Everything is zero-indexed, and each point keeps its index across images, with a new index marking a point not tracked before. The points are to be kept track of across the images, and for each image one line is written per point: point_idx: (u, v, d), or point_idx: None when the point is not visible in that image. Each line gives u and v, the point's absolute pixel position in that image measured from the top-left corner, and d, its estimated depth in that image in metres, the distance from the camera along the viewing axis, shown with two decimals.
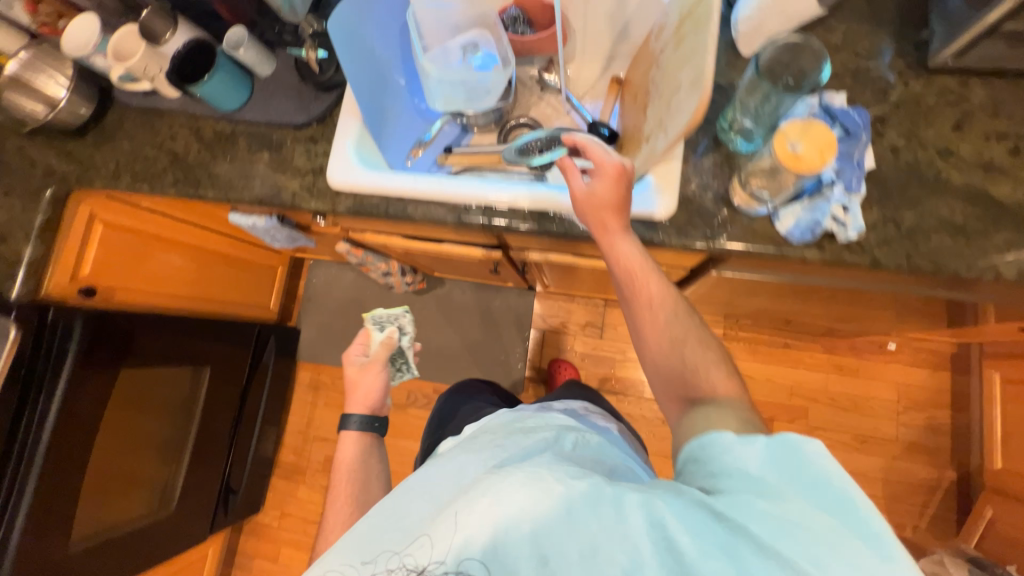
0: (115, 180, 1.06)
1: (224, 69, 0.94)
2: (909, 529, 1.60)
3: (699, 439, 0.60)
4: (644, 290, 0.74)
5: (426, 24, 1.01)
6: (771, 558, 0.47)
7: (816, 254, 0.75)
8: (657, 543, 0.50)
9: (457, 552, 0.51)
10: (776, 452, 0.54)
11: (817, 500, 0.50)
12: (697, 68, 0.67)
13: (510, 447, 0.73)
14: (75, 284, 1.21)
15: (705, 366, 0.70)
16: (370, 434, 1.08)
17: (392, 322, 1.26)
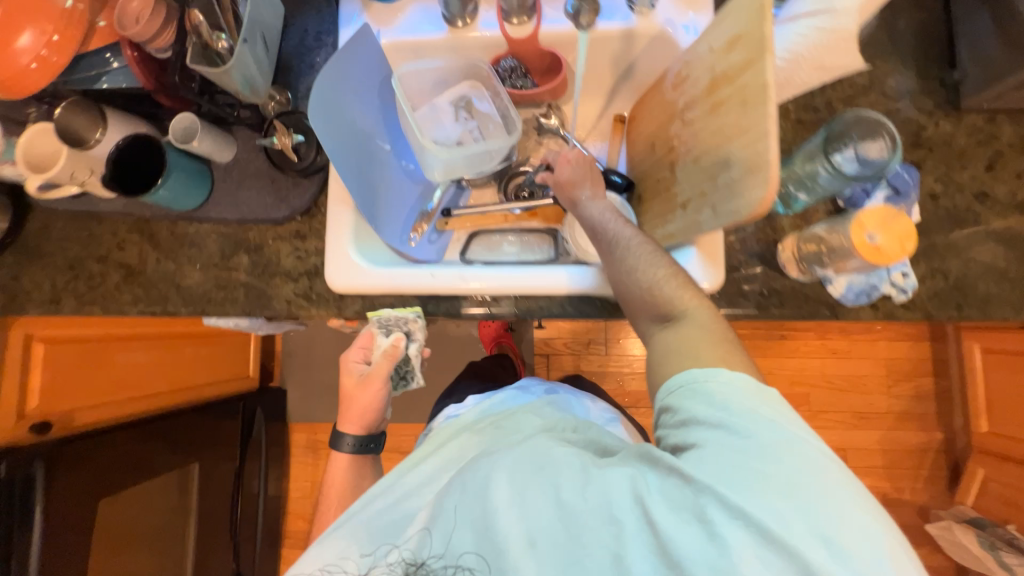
0: (55, 305, 0.88)
1: (178, 169, 0.78)
2: (907, 491, 1.72)
3: (682, 376, 0.64)
4: (610, 232, 0.78)
5: (410, 85, 0.88)
6: (729, 507, 0.52)
7: (870, 314, 0.73)
8: (626, 509, 0.57)
9: (455, 539, 0.62)
10: (739, 397, 0.59)
11: (771, 436, 0.55)
12: (753, 148, 0.60)
13: (504, 428, 0.81)
14: (25, 422, 1.03)
15: (671, 291, 0.72)
16: (365, 454, 0.87)
17: (399, 327, 0.82)
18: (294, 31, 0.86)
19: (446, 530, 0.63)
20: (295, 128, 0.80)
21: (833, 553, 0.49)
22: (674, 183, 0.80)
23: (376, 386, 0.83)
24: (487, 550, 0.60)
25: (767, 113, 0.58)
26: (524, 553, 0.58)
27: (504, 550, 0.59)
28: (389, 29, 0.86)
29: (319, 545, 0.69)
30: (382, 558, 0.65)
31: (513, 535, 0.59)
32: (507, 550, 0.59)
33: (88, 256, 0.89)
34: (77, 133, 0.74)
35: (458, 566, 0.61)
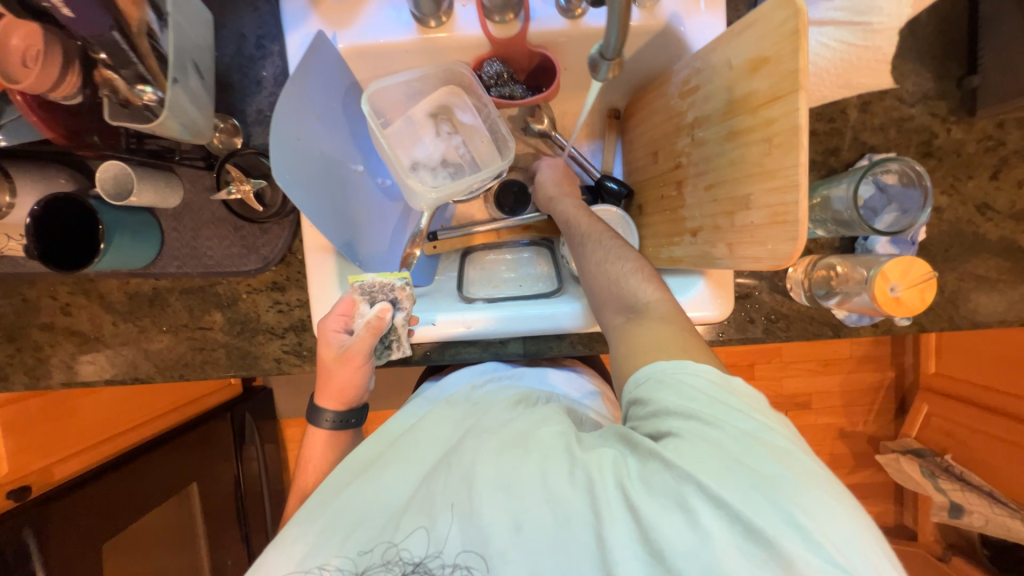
0: (3, 382, 0.78)
1: (121, 227, 0.66)
2: (861, 423, 1.89)
3: (648, 367, 0.56)
4: (580, 229, 0.76)
5: (382, 101, 0.76)
6: (716, 499, 0.44)
7: (870, 332, 0.75)
8: (611, 494, 0.49)
9: (436, 529, 0.53)
10: (708, 388, 0.51)
11: (741, 427, 0.48)
12: (779, 197, 0.56)
13: (481, 404, 0.71)
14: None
15: (629, 275, 0.67)
16: (345, 430, 0.76)
17: (384, 296, 0.68)
18: (229, 37, 0.71)
19: (423, 523, 0.54)
20: (253, 171, 0.69)
21: (821, 556, 0.41)
22: (683, 206, 0.75)
23: (360, 363, 0.70)
24: (467, 545, 0.51)
25: (797, 162, 0.53)
26: (509, 544, 0.50)
27: (487, 539, 0.51)
28: (346, 32, 0.72)
29: (283, 539, 0.59)
30: (371, 559, 0.53)
31: (495, 523, 0.51)
32: (488, 539, 0.51)
33: (28, 323, 0.77)
34: None
35: (458, 566, 0.51)
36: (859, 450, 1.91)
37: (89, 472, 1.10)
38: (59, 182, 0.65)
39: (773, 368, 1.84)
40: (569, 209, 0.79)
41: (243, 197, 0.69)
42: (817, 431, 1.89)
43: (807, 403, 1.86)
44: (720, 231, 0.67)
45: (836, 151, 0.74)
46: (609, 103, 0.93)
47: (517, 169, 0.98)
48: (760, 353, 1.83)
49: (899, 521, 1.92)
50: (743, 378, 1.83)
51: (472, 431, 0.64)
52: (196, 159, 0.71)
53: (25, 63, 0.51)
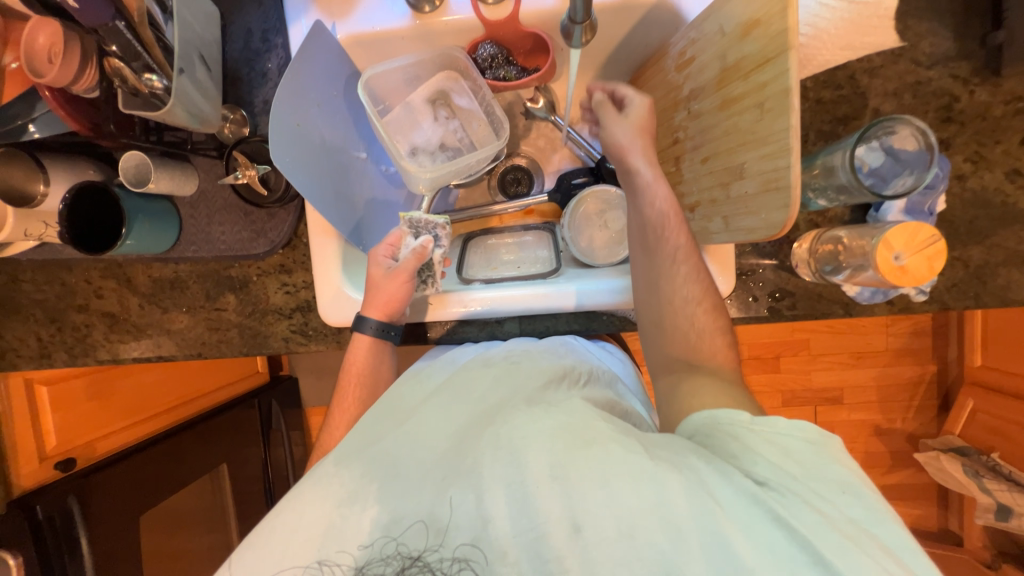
0: (47, 359, 0.86)
1: (143, 214, 0.71)
2: (899, 420, 1.77)
3: (728, 417, 0.53)
4: (671, 243, 0.65)
5: (379, 85, 0.78)
6: (826, 569, 0.42)
7: (885, 310, 0.71)
8: (696, 522, 0.46)
9: (486, 510, 0.51)
10: (808, 453, 0.49)
11: (852, 512, 0.46)
12: (772, 162, 0.54)
13: (518, 371, 0.69)
14: (47, 463, 1.05)
15: (704, 329, 0.64)
16: (384, 343, 0.75)
17: (428, 231, 0.77)
18: (237, 33, 0.75)
19: (469, 500, 0.51)
20: (257, 158, 0.73)
21: None
22: (681, 181, 0.73)
23: (405, 285, 0.74)
24: (522, 542, 0.49)
25: (789, 125, 0.51)
26: (569, 547, 0.48)
27: (544, 539, 0.48)
28: (345, 21, 0.74)
29: (316, 479, 0.57)
30: (372, 553, 0.51)
31: (554, 522, 0.49)
32: (548, 541, 0.48)
33: (67, 306, 0.85)
34: (19, 188, 0.66)
35: (458, 560, 0.49)
36: (897, 448, 1.79)
37: (127, 449, 1.17)
38: (88, 173, 0.71)
39: (799, 361, 1.74)
40: (660, 204, 0.65)
41: (249, 182, 0.73)
42: (850, 428, 1.78)
43: (838, 398, 1.76)
44: (719, 209, 0.65)
45: (846, 120, 0.70)
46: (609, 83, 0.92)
47: (519, 154, 0.99)
48: (785, 345, 1.73)
49: (942, 526, 1.79)
50: (766, 370, 1.75)
51: (520, 406, 0.60)
52: (209, 149, 0.75)
53: (51, 60, 0.55)
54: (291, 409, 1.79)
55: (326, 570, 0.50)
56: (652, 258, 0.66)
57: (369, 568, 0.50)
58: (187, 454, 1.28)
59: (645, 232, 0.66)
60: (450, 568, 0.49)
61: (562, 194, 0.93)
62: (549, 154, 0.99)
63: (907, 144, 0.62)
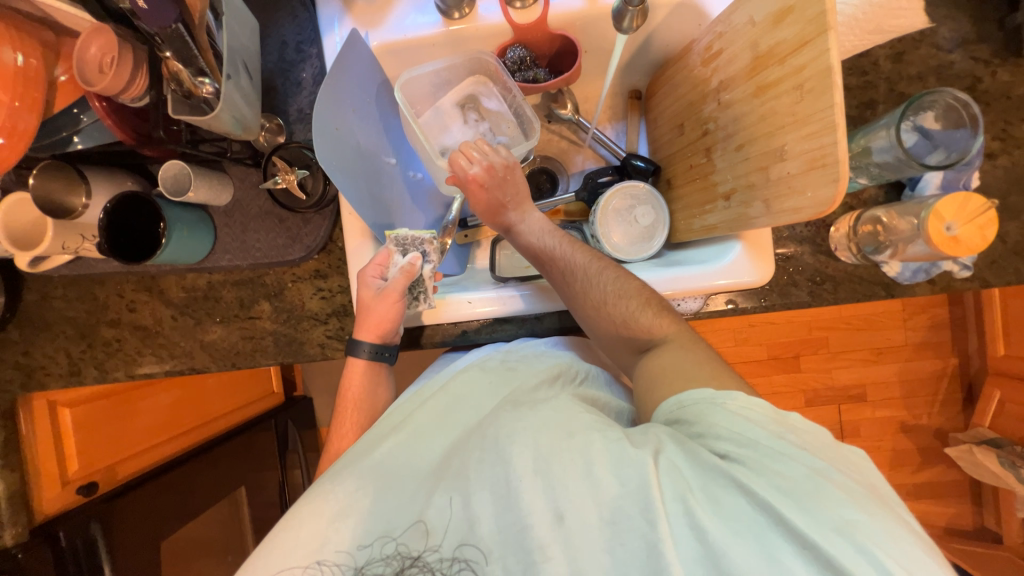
0: (77, 377, 0.85)
1: (180, 223, 0.71)
2: (925, 416, 1.74)
3: (695, 394, 0.55)
4: (559, 266, 0.73)
5: (412, 92, 0.80)
6: (789, 531, 0.44)
7: (927, 290, 0.71)
8: (669, 503, 0.47)
9: (473, 510, 0.52)
10: (765, 420, 0.51)
11: (808, 467, 0.47)
12: (817, 141, 0.54)
13: (515, 374, 0.68)
14: (70, 488, 1.00)
15: (633, 314, 0.67)
16: (379, 365, 0.75)
17: (416, 248, 0.74)
18: (272, 45, 0.77)
19: (456, 499, 0.53)
20: (296, 163, 0.74)
21: None
22: (713, 171, 0.74)
23: (396, 305, 0.71)
24: (507, 539, 0.50)
25: (833, 103, 0.52)
26: (553, 536, 0.49)
27: (529, 531, 0.50)
28: (378, 30, 0.76)
29: (314, 495, 0.56)
30: (371, 553, 0.51)
31: (538, 513, 0.50)
32: (532, 531, 0.50)
33: (98, 321, 0.84)
34: (59, 201, 0.65)
35: (456, 559, 0.50)
36: (927, 445, 1.75)
37: (149, 472, 1.14)
38: (127, 184, 0.72)
39: (820, 359, 1.72)
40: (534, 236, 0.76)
41: (288, 186, 0.73)
42: (876, 425, 1.75)
43: (862, 395, 1.73)
44: (757, 194, 0.65)
45: (873, 104, 0.72)
46: (630, 84, 0.95)
47: (543, 157, 1.00)
48: (805, 344, 1.72)
49: (979, 523, 1.74)
50: (788, 370, 1.73)
51: (510, 405, 0.61)
52: (245, 158, 0.74)
53: (102, 70, 0.56)
54: (307, 429, 1.75)
55: (325, 570, 0.51)
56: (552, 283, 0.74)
57: (369, 568, 0.51)
58: (209, 476, 1.25)
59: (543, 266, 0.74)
60: (450, 568, 0.50)
61: (588, 192, 0.93)
62: (573, 155, 1.01)
63: (936, 123, 0.64)
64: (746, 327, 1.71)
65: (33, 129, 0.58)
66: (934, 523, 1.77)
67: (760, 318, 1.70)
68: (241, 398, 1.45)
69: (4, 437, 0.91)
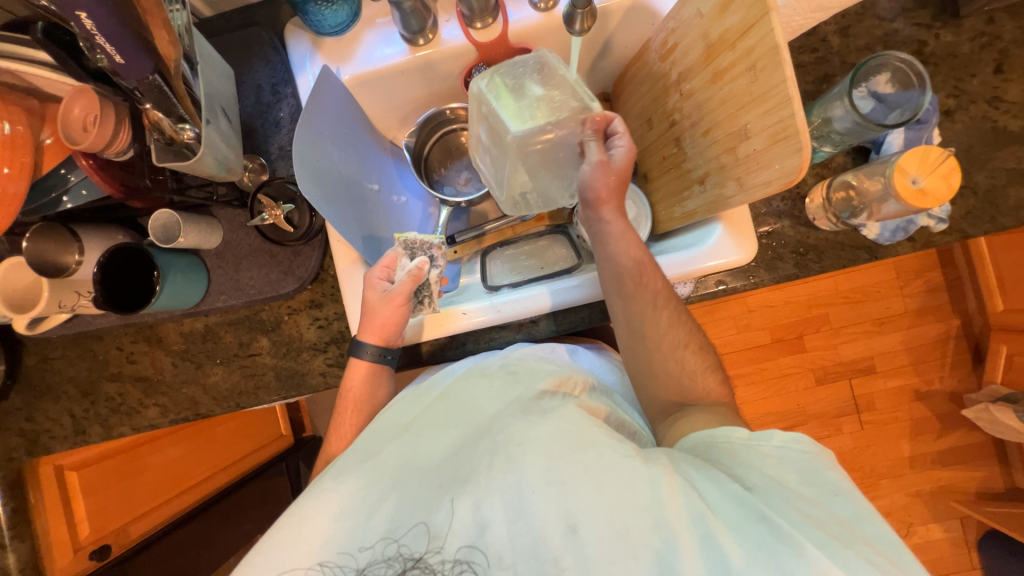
0: (82, 436, 0.85)
1: (173, 268, 0.73)
2: (937, 380, 1.73)
3: (732, 433, 0.56)
4: (650, 289, 0.67)
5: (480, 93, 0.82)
6: (809, 559, 0.43)
7: (909, 248, 0.72)
8: (688, 524, 0.48)
9: (484, 518, 0.51)
10: (802, 461, 0.52)
11: (835, 514, 0.48)
12: (775, 116, 0.57)
13: (518, 379, 0.67)
14: (81, 553, 0.97)
15: (699, 374, 0.67)
16: (382, 367, 0.75)
17: (424, 251, 0.75)
18: (248, 89, 0.80)
19: (467, 506, 0.52)
20: (281, 198, 0.76)
21: None
22: (685, 159, 0.77)
23: (401, 309, 0.72)
24: (518, 546, 0.49)
25: (785, 77, 0.54)
26: (566, 547, 0.49)
27: (541, 541, 0.49)
28: (348, 64, 0.80)
29: (317, 492, 0.56)
30: (372, 556, 0.50)
31: (550, 524, 0.50)
32: (546, 543, 0.49)
33: (100, 377, 0.84)
34: (53, 260, 0.67)
35: (459, 562, 0.50)
36: (944, 410, 1.74)
37: (161, 530, 1.11)
38: (118, 238, 0.73)
39: (824, 336, 1.72)
40: (630, 251, 0.67)
41: (276, 221, 0.75)
42: (890, 396, 1.74)
43: (870, 367, 1.73)
44: (730, 172, 0.67)
45: (828, 78, 0.75)
46: (597, 88, 0.99)
47: None
48: (806, 322, 1.72)
49: (1010, 484, 1.71)
50: (793, 351, 1.72)
51: (518, 414, 0.61)
52: (230, 201, 0.75)
53: (86, 128, 0.58)
54: None
55: (326, 570, 0.50)
56: (627, 301, 0.67)
57: (370, 570, 0.50)
58: (224, 527, 1.22)
59: (623, 281, 0.67)
60: (451, 570, 0.50)
61: None
62: None
63: (887, 90, 0.67)
64: (746, 313, 1.72)
65: (22, 191, 0.59)
66: (965, 489, 1.73)
67: (758, 301, 1.71)
68: (252, 443, 1.43)
69: (12, 506, 0.88)
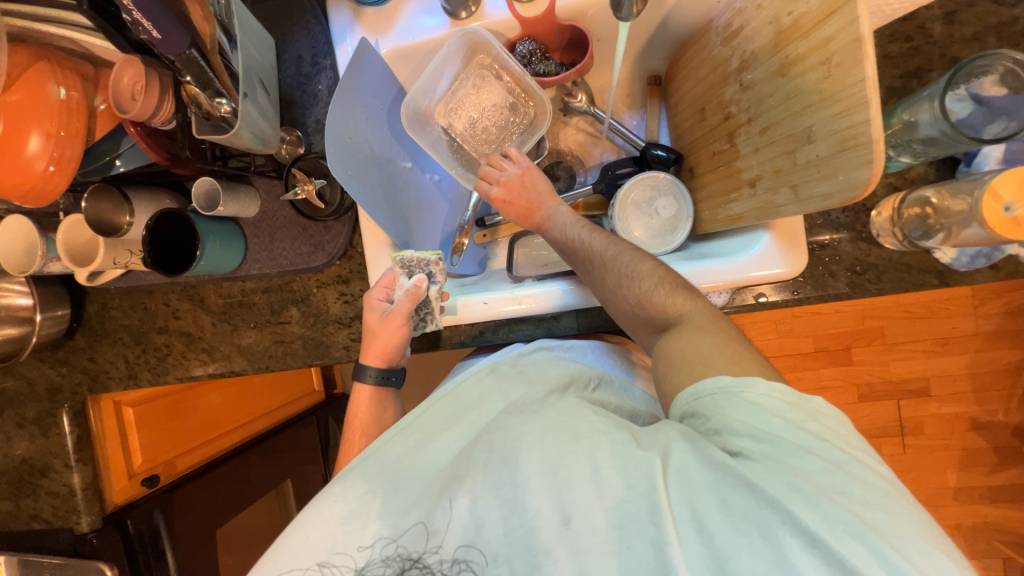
0: (134, 379, 0.93)
1: (212, 235, 0.75)
2: (1001, 412, 1.57)
3: (710, 383, 0.52)
4: (577, 257, 0.74)
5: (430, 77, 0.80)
6: (802, 532, 0.42)
7: (988, 277, 0.64)
8: (674, 501, 0.46)
9: (480, 515, 0.52)
10: (783, 409, 0.48)
11: (825, 459, 0.45)
12: (848, 119, 0.50)
13: (527, 377, 0.67)
14: (135, 480, 1.07)
15: (647, 292, 0.65)
16: (387, 389, 0.78)
17: (421, 269, 0.73)
18: (289, 59, 0.80)
19: (463, 502, 0.52)
20: (314, 172, 0.77)
21: None
22: (737, 158, 0.70)
23: (401, 328, 0.73)
24: (514, 540, 0.50)
25: (864, 76, 0.47)
26: (559, 540, 0.48)
27: (534, 533, 0.49)
28: (387, 37, 0.77)
29: (321, 499, 0.55)
30: (371, 556, 0.52)
31: (544, 516, 0.49)
32: (537, 535, 0.49)
33: (150, 328, 0.91)
34: (107, 220, 0.71)
35: (457, 561, 0.50)
36: (1003, 445, 1.59)
37: (203, 467, 1.21)
38: (165, 202, 0.77)
39: (875, 352, 1.59)
40: (557, 235, 0.79)
41: (307, 196, 0.76)
42: (943, 423, 1.60)
43: (924, 390, 1.59)
44: (786, 179, 0.60)
45: (921, 73, 0.65)
46: (649, 70, 0.91)
47: (560, 151, 0.99)
48: (857, 335, 1.59)
49: None
50: (838, 364, 1.61)
51: (517, 410, 0.60)
52: (268, 170, 0.77)
53: (134, 97, 0.61)
54: None
55: (327, 571, 0.51)
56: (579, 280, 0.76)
57: (369, 570, 0.51)
58: (257, 471, 1.32)
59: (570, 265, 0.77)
60: (451, 570, 0.50)
61: (606, 184, 0.90)
62: (591, 148, 0.98)
63: (999, 92, 0.56)
64: (789, 319, 1.61)
65: (79, 154, 0.63)
66: (1013, 531, 1.60)
67: (805, 308, 1.60)
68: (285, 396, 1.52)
69: (77, 434, 0.97)
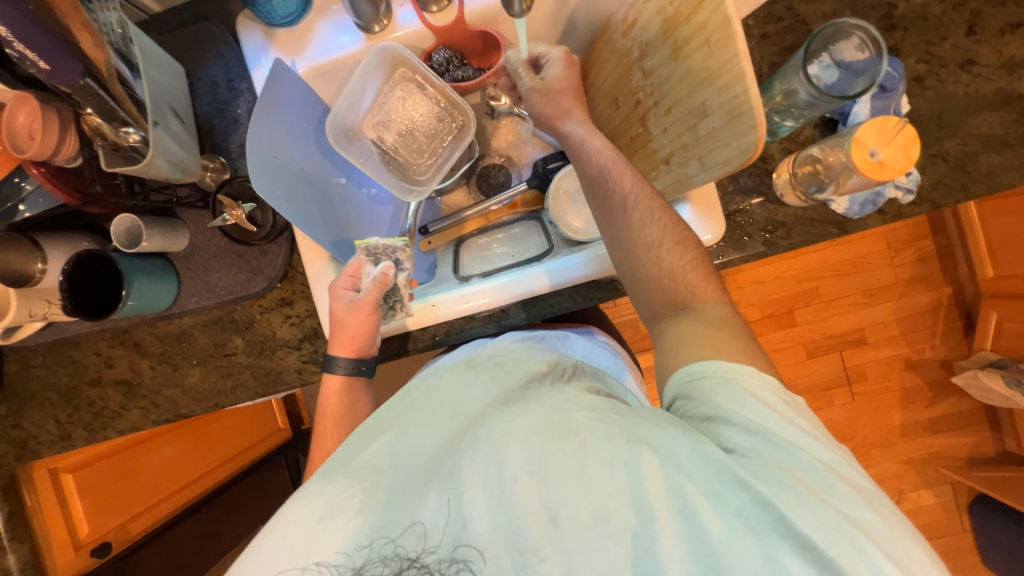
0: (68, 440, 0.86)
1: (138, 273, 0.72)
2: (928, 349, 1.73)
3: (705, 366, 0.54)
4: (619, 192, 0.64)
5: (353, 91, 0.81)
6: (787, 527, 0.42)
7: (878, 221, 0.71)
8: (669, 498, 0.46)
9: (466, 509, 0.49)
10: (785, 410, 0.50)
11: (818, 460, 0.47)
12: (731, 91, 0.55)
13: (505, 367, 0.64)
14: (82, 551, 0.99)
15: (682, 267, 0.62)
16: (359, 379, 0.75)
17: (388, 255, 0.76)
18: (204, 87, 0.78)
19: (447, 499, 0.49)
20: (242, 197, 0.75)
21: None
22: (651, 139, 0.75)
23: (369, 317, 0.72)
24: (503, 538, 0.47)
25: (737, 51, 0.52)
26: (548, 537, 0.47)
27: (523, 531, 0.47)
28: (303, 56, 0.78)
29: (299, 496, 0.53)
30: (370, 554, 0.48)
31: (531, 513, 0.47)
32: (526, 533, 0.47)
33: (81, 382, 0.85)
34: (17, 269, 0.67)
35: (456, 560, 0.47)
36: (935, 378, 1.74)
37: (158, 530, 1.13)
38: (82, 244, 0.73)
39: (814, 310, 1.71)
40: (597, 158, 0.66)
41: (238, 221, 0.75)
42: (881, 366, 1.74)
43: (861, 338, 1.72)
44: (693, 151, 0.65)
45: (794, 48, 0.72)
46: None
47: (492, 153, 1.02)
48: (796, 297, 1.71)
49: (1001, 449, 1.72)
50: (783, 326, 1.72)
51: (502, 402, 0.57)
52: (194, 201, 0.76)
53: (31, 136, 0.58)
54: None
55: (321, 570, 0.48)
56: (602, 209, 0.66)
57: (368, 568, 0.47)
58: (222, 521, 1.25)
59: (596, 187, 0.66)
60: (450, 569, 0.47)
61: (539, 178, 0.94)
62: (522, 147, 1.02)
63: (857, 57, 0.64)
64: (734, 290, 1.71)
65: None
66: (955, 455, 1.75)
67: (747, 278, 1.70)
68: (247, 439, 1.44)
69: (9, 511, 0.88)
